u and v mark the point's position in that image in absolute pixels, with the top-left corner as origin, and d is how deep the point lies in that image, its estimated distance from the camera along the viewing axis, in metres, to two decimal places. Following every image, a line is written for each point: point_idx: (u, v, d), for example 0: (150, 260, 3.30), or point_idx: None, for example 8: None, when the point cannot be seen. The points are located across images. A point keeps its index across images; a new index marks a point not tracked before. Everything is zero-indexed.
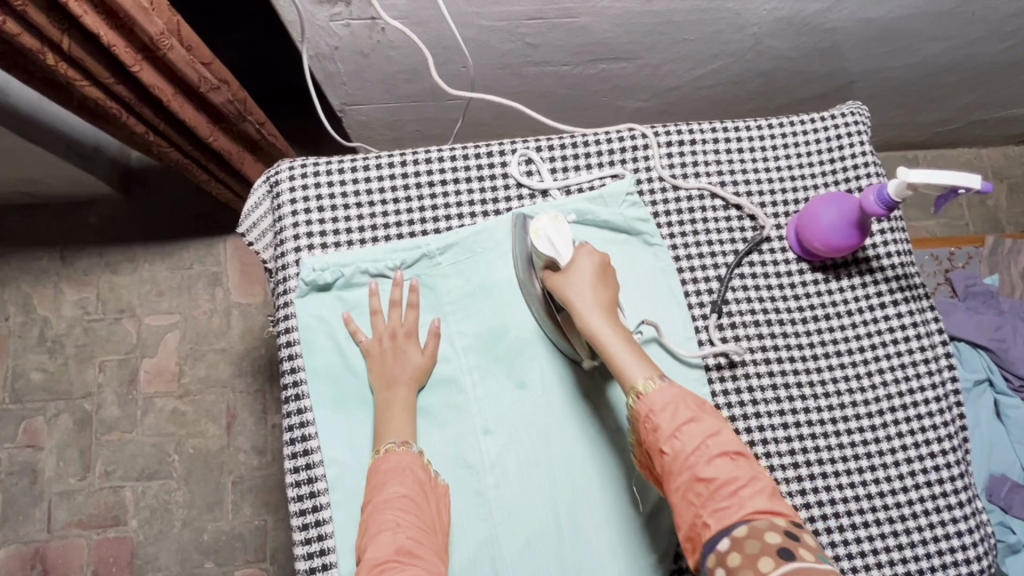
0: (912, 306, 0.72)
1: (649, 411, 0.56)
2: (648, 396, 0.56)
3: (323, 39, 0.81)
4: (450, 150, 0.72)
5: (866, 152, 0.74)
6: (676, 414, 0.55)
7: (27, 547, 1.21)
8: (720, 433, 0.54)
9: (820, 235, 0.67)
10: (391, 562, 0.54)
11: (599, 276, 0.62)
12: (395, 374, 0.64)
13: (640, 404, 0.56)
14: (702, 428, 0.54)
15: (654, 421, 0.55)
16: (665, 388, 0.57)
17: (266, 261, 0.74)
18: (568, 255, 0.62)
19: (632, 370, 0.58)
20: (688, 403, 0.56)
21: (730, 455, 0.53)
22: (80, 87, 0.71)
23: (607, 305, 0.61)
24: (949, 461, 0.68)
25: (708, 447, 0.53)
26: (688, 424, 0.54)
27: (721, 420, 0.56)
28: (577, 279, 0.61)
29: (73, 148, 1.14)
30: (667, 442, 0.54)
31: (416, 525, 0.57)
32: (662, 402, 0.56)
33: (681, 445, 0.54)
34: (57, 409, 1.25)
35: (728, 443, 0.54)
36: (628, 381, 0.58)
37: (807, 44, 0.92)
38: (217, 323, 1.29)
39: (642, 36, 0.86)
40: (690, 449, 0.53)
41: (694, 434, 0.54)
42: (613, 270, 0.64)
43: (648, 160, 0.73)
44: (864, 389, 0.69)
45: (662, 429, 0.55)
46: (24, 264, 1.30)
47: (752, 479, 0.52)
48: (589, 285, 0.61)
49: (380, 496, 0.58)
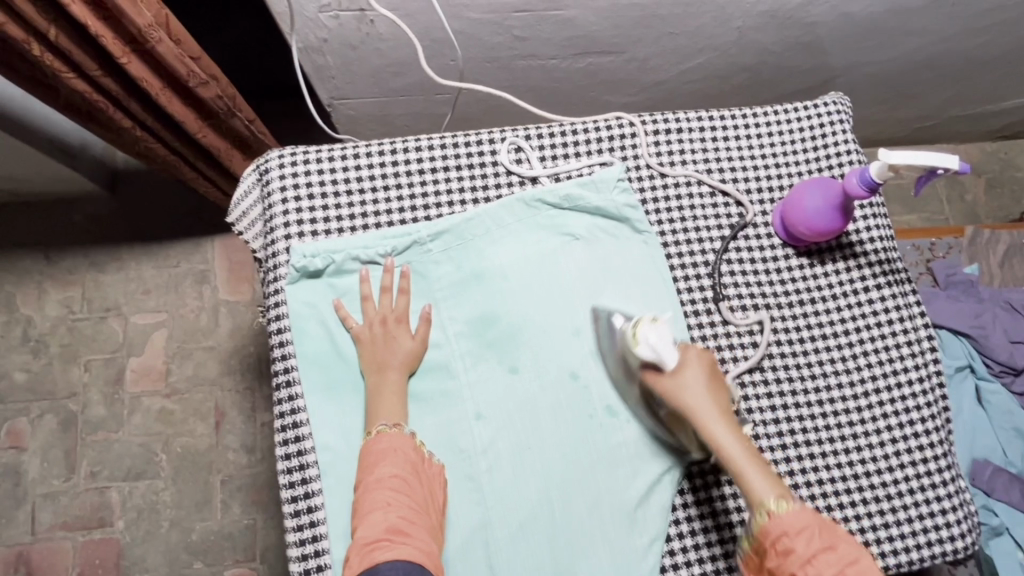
0: (895, 290, 0.73)
1: (780, 532, 0.54)
2: (780, 517, 0.54)
3: (313, 31, 0.82)
4: (440, 138, 0.73)
5: (848, 140, 0.76)
6: (811, 539, 0.53)
7: (10, 550, 1.18)
8: (858, 561, 0.52)
9: (804, 218, 0.69)
10: (382, 541, 0.55)
11: (710, 380, 0.60)
12: (386, 359, 0.65)
13: (772, 525, 0.54)
14: (840, 555, 0.52)
15: (785, 544, 0.54)
16: (797, 511, 0.54)
17: (256, 250, 0.74)
18: (674, 358, 0.60)
19: (760, 484, 0.55)
20: (822, 529, 0.54)
21: None
22: (67, 79, 0.71)
23: (724, 411, 0.59)
24: (933, 441, 0.70)
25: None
26: (823, 552, 0.53)
27: (856, 546, 0.54)
28: (688, 387, 0.59)
29: (57, 145, 1.13)
30: (800, 567, 0.53)
31: (408, 504, 0.57)
32: (795, 525, 0.54)
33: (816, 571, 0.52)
34: (41, 410, 1.23)
35: (866, 575, 0.52)
36: (755, 496, 0.55)
37: (789, 38, 0.94)
38: (205, 321, 1.28)
39: (628, 30, 0.87)
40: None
41: (829, 563, 0.52)
42: (719, 369, 0.62)
43: (636, 148, 0.74)
44: (849, 371, 0.71)
45: (796, 553, 0.53)
46: (6, 263, 1.28)
47: None
48: (703, 390, 0.59)
49: (371, 475, 0.59)
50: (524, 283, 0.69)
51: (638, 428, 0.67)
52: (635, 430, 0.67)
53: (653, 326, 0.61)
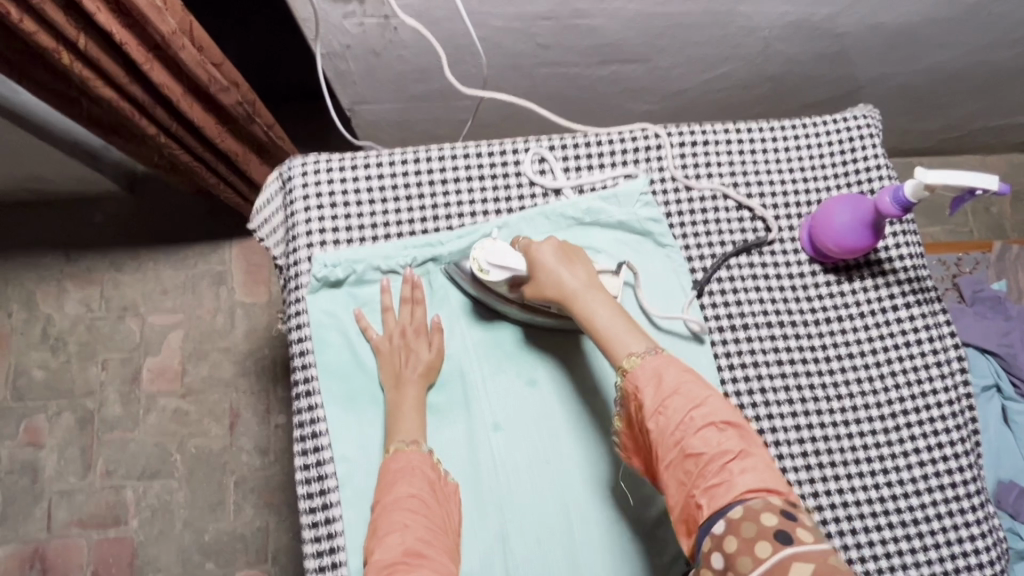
0: (924, 309, 0.72)
1: (635, 388, 0.54)
2: (635, 371, 0.54)
3: (337, 37, 0.81)
4: (463, 147, 0.72)
5: (877, 155, 0.74)
6: (661, 386, 0.53)
7: (25, 546, 1.19)
8: (706, 403, 0.52)
9: (833, 234, 0.67)
10: (399, 564, 0.52)
11: (562, 258, 0.61)
12: (405, 371, 0.64)
13: (628, 382, 0.55)
14: (687, 398, 0.52)
15: (639, 398, 0.54)
16: (648, 359, 0.55)
17: (277, 257, 0.74)
18: (522, 264, 0.63)
19: (624, 342, 0.56)
20: (672, 371, 0.54)
21: (716, 424, 0.51)
22: (94, 87, 0.71)
23: (580, 284, 0.60)
24: (962, 464, 0.68)
25: (694, 419, 0.51)
26: (672, 398, 0.52)
27: (707, 389, 0.53)
28: (544, 272, 0.61)
29: (79, 146, 1.14)
30: (651, 418, 0.53)
31: (426, 526, 0.55)
32: (646, 376, 0.54)
33: (666, 419, 0.52)
34: (59, 408, 1.24)
35: (715, 415, 0.51)
36: (616, 358, 0.56)
37: (817, 48, 0.92)
38: (221, 322, 1.28)
39: (653, 39, 0.86)
40: (674, 423, 0.51)
41: (678, 409, 0.52)
42: (575, 248, 0.63)
43: (661, 160, 0.73)
44: (876, 391, 0.69)
45: (648, 406, 0.53)
46: (27, 261, 1.30)
47: (742, 451, 0.50)
48: (556, 272, 0.60)
49: (388, 496, 0.57)
50: None
51: None
52: None
53: (489, 246, 0.64)
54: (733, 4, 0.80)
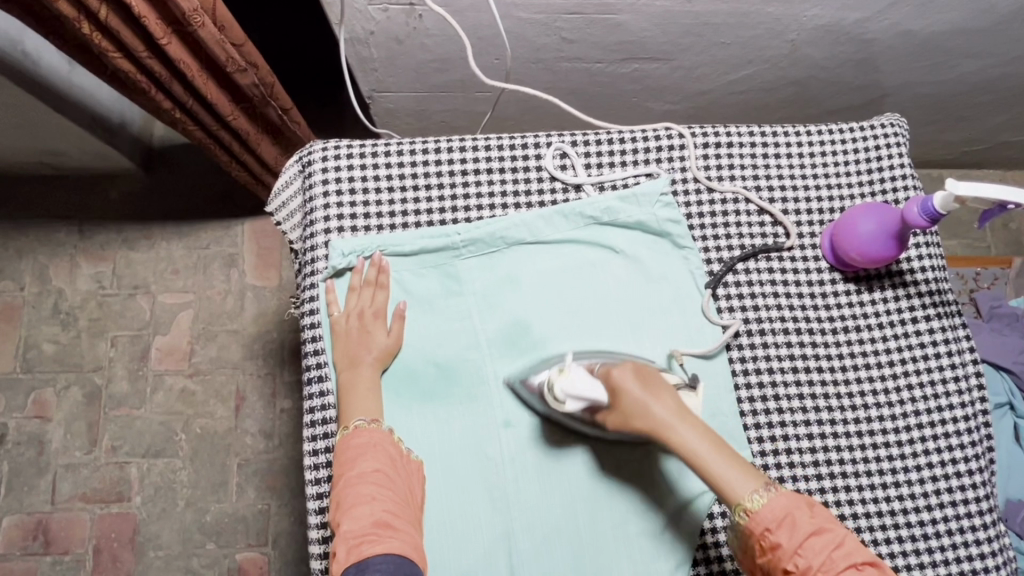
0: (944, 322, 0.71)
1: (764, 529, 0.52)
2: (760, 513, 0.52)
3: (360, 22, 0.80)
4: (485, 139, 0.72)
5: (904, 165, 0.73)
6: (795, 526, 0.51)
7: (30, 517, 1.20)
8: (844, 543, 0.51)
9: (858, 245, 0.66)
10: (368, 535, 0.53)
11: (645, 386, 0.57)
12: (358, 354, 0.64)
13: (753, 523, 0.52)
14: (826, 539, 0.51)
15: (771, 539, 0.52)
16: (774, 500, 0.52)
17: (294, 241, 0.74)
18: (604, 395, 0.59)
19: (736, 483, 0.53)
20: (804, 511, 0.52)
21: (858, 564, 0.50)
22: (113, 58, 0.70)
23: (677, 413, 0.56)
24: (975, 480, 0.67)
25: (836, 561, 0.50)
26: (809, 538, 0.51)
27: (840, 526, 0.52)
28: (633, 408, 0.57)
29: (98, 123, 1.14)
30: (790, 560, 0.51)
31: (392, 498, 0.56)
32: (775, 518, 0.52)
33: (805, 561, 0.50)
34: (67, 381, 1.25)
35: (855, 555, 0.50)
36: (732, 496, 0.53)
37: (844, 54, 0.91)
38: (231, 304, 1.29)
39: (679, 37, 0.85)
40: (816, 564, 0.50)
41: (818, 549, 0.50)
42: (649, 368, 0.60)
43: (684, 160, 0.73)
44: (892, 404, 0.68)
45: (783, 546, 0.51)
46: (41, 234, 1.30)
47: None
48: (647, 405, 0.56)
49: (353, 470, 0.58)
50: (562, 291, 0.68)
51: (670, 446, 0.65)
52: (667, 449, 0.65)
53: (564, 376, 0.60)
54: (762, 5, 0.79)
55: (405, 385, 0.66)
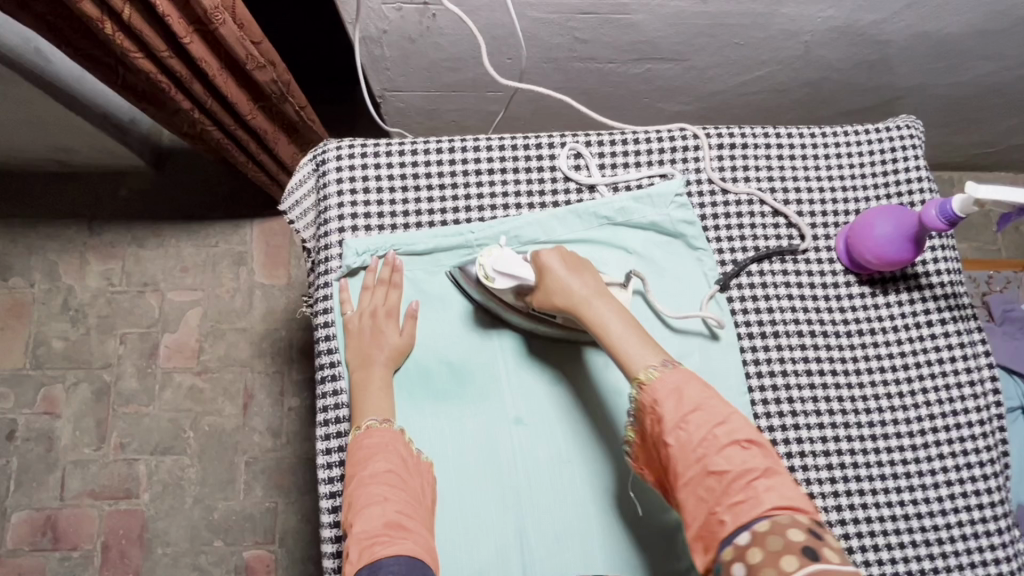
0: (960, 326, 0.70)
1: (652, 401, 0.53)
2: (652, 385, 0.53)
3: (373, 21, 0.80)
4: (499, 138, 0.72)
5: (920, 167, 0.72)
6: (682, 401, 0.52)
7: (39, 513, 1.21)
8: (728, 421, 0.51)
9: (873, 246, 0.66)
10: (381, 536, 0.53)
11: (570, 266, 0.60)
12: (372, 353, 0.64)
13: (644, 395, 0.54)
14: (710, 416, 0.51)
15: (658, 412, 0.53)
16: (669, 374, 0.53)
17: (308, 240, 0.75)
18: (530, 274, 0.62)
19: (635, 355, 0.55)
20: (694, 388, 0.53)
21: (739, 442, 0.50)
22: (135, 58, 0.70)
23: (596, 292, 0.59)
24: (990, 485, 0.67)
25: (717, 437, 0.50)
26: (693, 414, 0.51)
27: (728, 406, 0.53)
28: (552, 283, 0.59)
29: (110, 120, 1.14)
30: (671, 433, 0.52)
31: (404, 499, 0.56)
32: (666, 391, 0.53)
33: (687, 434, 0.51)
34: (76, 378, 1.25)
35: (739, 434, 0.51)
36: (632, 367, 0.55)
37: (858, 55, 0.90)
38: (240, 303, 1.29)
39: (692, 38, 0.85)
40: (697, 439, 0.50)
41: (700, 425, 0.51)
42: (579, 256, 0.62)
43: (698, 161, 0.72)
44: (906, 407, 0.68)
45: (667, 420, 0.52)
46: (51, 231, 1.30)
47: (766, 470, 0.49)
48: (567, 281, 0.59)
49: (365, 470, 0.58)
50: None
51: None
52: None
53: (496, 254, 0.63)
54: (777, 6, 0.79)
55: (418, 385, 0.66)
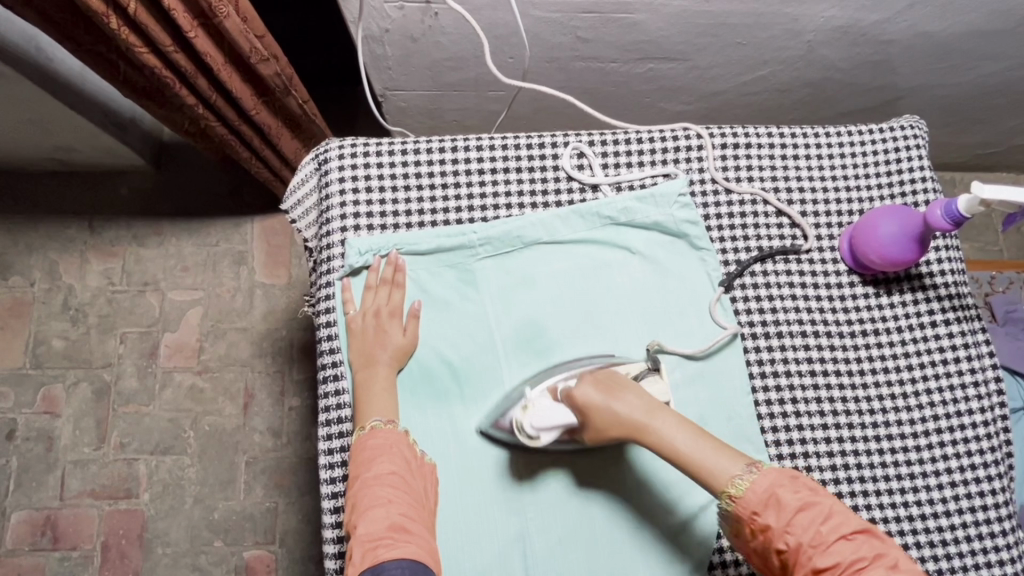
0: (964, 327, 0.70)
1: (751, 514, 0.52)
2: (744, 498, 0.52)
3: (376, 20, 0.80)
4: (502, 138, 0.71)
5: (924, 167, 0.72)
6: (782, 505, 0.51)
7: (38, 513, 1.20)
8: (832, 514, 0.50)
9: (877, 247, 0.66)
10: (384, 538, 0.53)
11: (609, 391, 0.58)
12: (375, 354, 0.64)
13: (739, 508, 0.52)
14: (814, 514, 0.50)
15: (760, 522, 0.52)
16: (757, 480, 0.52)
17: (310, 239, 0.74)
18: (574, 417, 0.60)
19: (718, 469, 0.54)
20: (789, 489, 0.51)
21: (848, 536, 0.49)
22: (140, 54, 0.70)
23: (648, 410, 0.57)
24: (994, 486, 0.67)
25: (825, 535, 0.49)
26: (799, 515, 0.50)
27: (829, 496, 0.51)
28: (603, 417, 0.58)
29: (110, 118, 1.14)
30: (781, 539, 0.50)
31: (407, 501, 0.56)
32: (761, 499, 0.52)
33: (795, 539, 0.50)
34: (76, 378, 1.25)
35: (845, 525, 0.50)
36: (717, 483, 0.54)
37: (861, 55, 0.90)
38: (240, 302, 1.28)
39: (694, 37, 0.85)
40: (806, 541, 0.49)
41: (807, 525, 0.50)
42: (611, 373, 0.61)
43: (702, 161, 0.72)
44: (910, 408, 0.68)
45: (772, 528, 0.51)
46: (51, 230, 1.30)
47: (878, 557, 0.48)
48: (616, 411, 0.57)
49: (368, 471, 0.58)
50: (578, 291, 0.68)
51: None
52: None
53: (530, 411, 0.60)
54: (780, 5, 0.79)
55: (421, 386, 0.66)
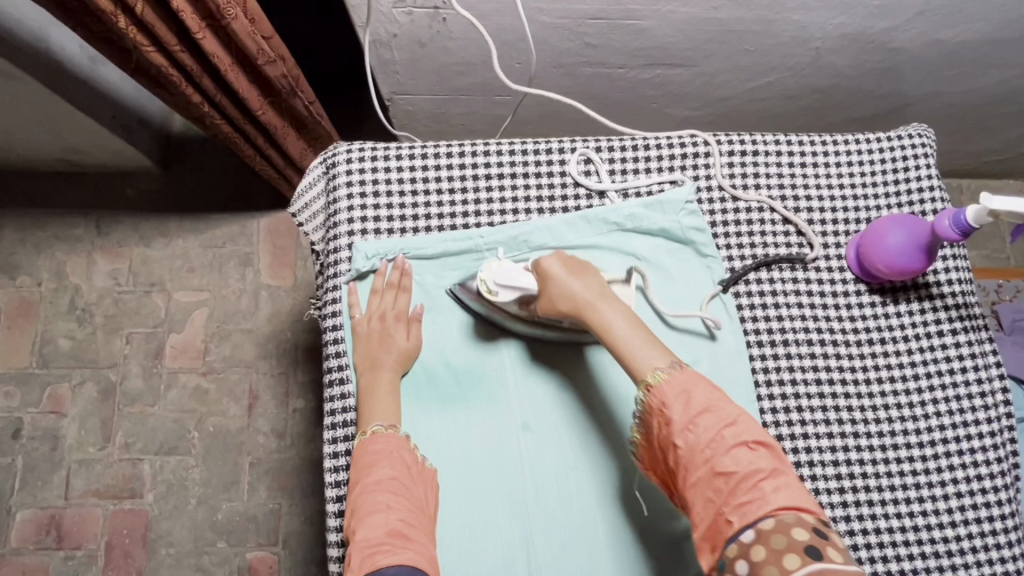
0: (971, 336, 0.70)
1: (660, 403, 0.53)
2: (659, 387, 0.54)
3: (384, 25, 0.80)
4: (509, 143, 0.72)
5: (932, 176, 0.72)
6: (690, 403, 0.52)
7: (43, 512, 1.21)
8: (736, 422, 0.51)
9: (884, 255, 0.66)
10: (384, 544, 0.53)
11: (573, 271, 0.60)
12: (380, 357, 0.64)
13: (651, 397, 0.54)
14: (718, 418, 0.51)
15: (666, 416, 0.53)
16: (675, 376, 0.54)
17: (317, 242, 0.75)
18: (533, 282, 0.63)
19: (643, 360, 0.55)
20: (701, 389, 0.53)
21: (747, 443, 0.50)
22: (147, 52, 0.71)
23: (603, 295, 0.59)
24: (1000, 497, 0.66)
25: (724, 438, 0.50)
26: (701, 416, 0.51)
27: (736, 407, 0.52)
28: (557, 290, 0.60)
29: (118, 119, 1.14)
30: (680, 434, 0.52)
31: (407, 507, 0.56)
32: (673, 393, 0.53)
33: (695, 437, 0.51)
34: (82, 377, 1.26)
35: (747, 435, 0.51)
36: (638, 371, 0.55)
37: (869, 63, 0.90)
38: (246, 304, 1.29)
39: (702, 44, 0.85)
40: (704, 441, 0.50)
41: (708, 427, 0.51)
42: (583, 261, 0.62)
43: (709, 168, 0.72)
44: (916, 417, 0.68)
45: (675, 424, 0.52)
46: (58, 230, 1.31)
47: (773, 470, 0.49)
48: (571, 288, 0.59)
49: (369, 477, 0.58)
50: None
51: None
52: None
53: (495, 267, 0.65)
54: (788, 13, 0.79)
55: (425, 391, 0.66)
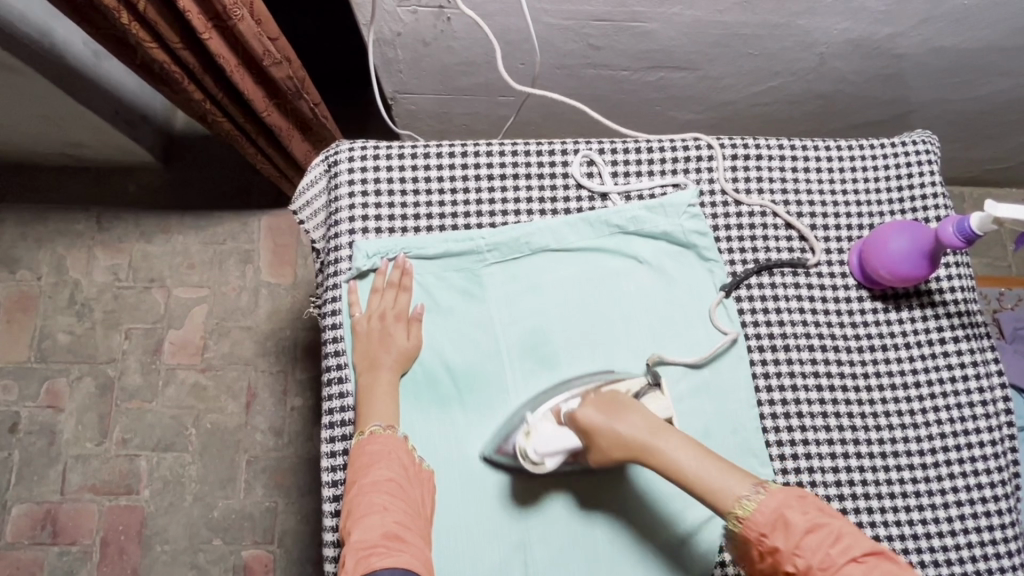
0: (973, 344, 0.69)
1: (759, 535, 0.51)
2: (751, 519, 0.52)
3: (388, 23, 0.80)
4: (512, 144, 0.71)
5: (935, 183, 0.72)
6: (790, 527, 0.50)
7: (39, 507, 1.20)
8: (841, 537, 0.49)
9: (886, 261, 0.66)
10: (378, 546, 0.52)
11: (610, 413, 0.58)
12: (379, 357, 0.64)
13: (747, 529, 0.52)
14: (823, 537, 0.49)
15: (768, 543, 0.51)
16: (765, 503, 0.52)
17: (318, 240, 0.74)
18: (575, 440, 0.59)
19: (726, 489, 0.53)
20: (796, 510, 0.51)
21: (858, 559, 0.48)
22: (149, 48, 0.70)
23: (653, 430, 0.56)
24: (1000, 507, 0.66)
25: (834, 558, 0.48)
26: (806, 538, 0.50)
27: (836, 517, 0.51)
28: (606, 439, 0.57)
29: (120, 115, 1.14)
30: (789, 560, 0.50)
31: (403, 509, 0.56)
32: (770, 520, 0.51)
33: (805, 560, 0.49)
34: (80, 372, 1.25)
35: (855, 547, 0.49)
36: (724, 504, 0.53)
37: (873, 68, 0.90)
38: (245, 301, 1.29)
39: (706, 47, 0.84)
40: (816, 564, 0.49)
41: (816, 548, 0.49)
42: (609, 394, 0.60)
43: (712, 171, 0.72)
44: (917, 425, 0.67)
45: (780, 550, 0.50)
46: (59, 225, 1.30)
47: None
48: (620, 433, 0.56)
49: (365, 478, 0.57)
50: (584, 300, 0.68)
51: None
52: None
53: (533, 439, 0.60)
54: (793, 17, 0.78)
55: (424, 391, 0.65)
